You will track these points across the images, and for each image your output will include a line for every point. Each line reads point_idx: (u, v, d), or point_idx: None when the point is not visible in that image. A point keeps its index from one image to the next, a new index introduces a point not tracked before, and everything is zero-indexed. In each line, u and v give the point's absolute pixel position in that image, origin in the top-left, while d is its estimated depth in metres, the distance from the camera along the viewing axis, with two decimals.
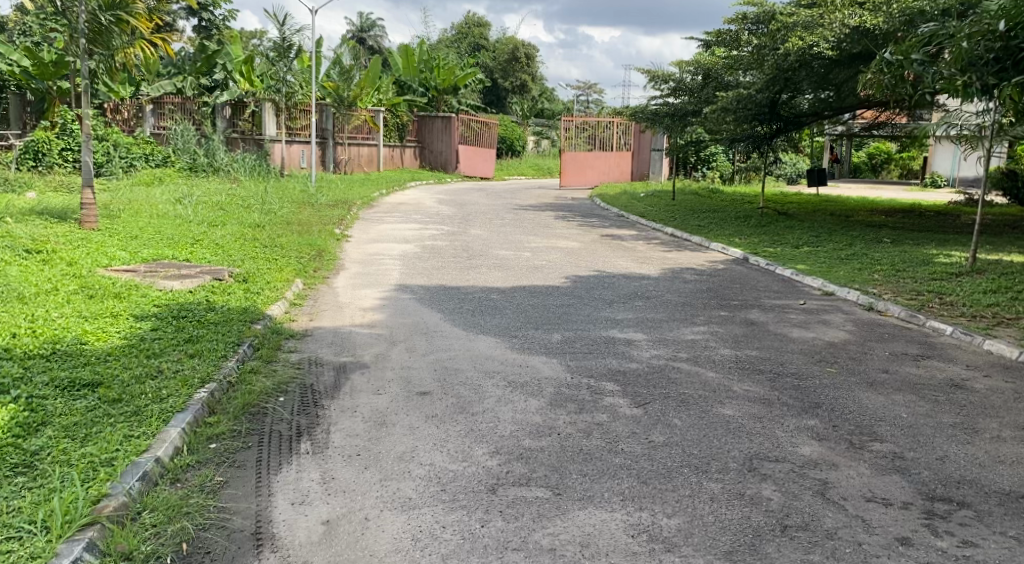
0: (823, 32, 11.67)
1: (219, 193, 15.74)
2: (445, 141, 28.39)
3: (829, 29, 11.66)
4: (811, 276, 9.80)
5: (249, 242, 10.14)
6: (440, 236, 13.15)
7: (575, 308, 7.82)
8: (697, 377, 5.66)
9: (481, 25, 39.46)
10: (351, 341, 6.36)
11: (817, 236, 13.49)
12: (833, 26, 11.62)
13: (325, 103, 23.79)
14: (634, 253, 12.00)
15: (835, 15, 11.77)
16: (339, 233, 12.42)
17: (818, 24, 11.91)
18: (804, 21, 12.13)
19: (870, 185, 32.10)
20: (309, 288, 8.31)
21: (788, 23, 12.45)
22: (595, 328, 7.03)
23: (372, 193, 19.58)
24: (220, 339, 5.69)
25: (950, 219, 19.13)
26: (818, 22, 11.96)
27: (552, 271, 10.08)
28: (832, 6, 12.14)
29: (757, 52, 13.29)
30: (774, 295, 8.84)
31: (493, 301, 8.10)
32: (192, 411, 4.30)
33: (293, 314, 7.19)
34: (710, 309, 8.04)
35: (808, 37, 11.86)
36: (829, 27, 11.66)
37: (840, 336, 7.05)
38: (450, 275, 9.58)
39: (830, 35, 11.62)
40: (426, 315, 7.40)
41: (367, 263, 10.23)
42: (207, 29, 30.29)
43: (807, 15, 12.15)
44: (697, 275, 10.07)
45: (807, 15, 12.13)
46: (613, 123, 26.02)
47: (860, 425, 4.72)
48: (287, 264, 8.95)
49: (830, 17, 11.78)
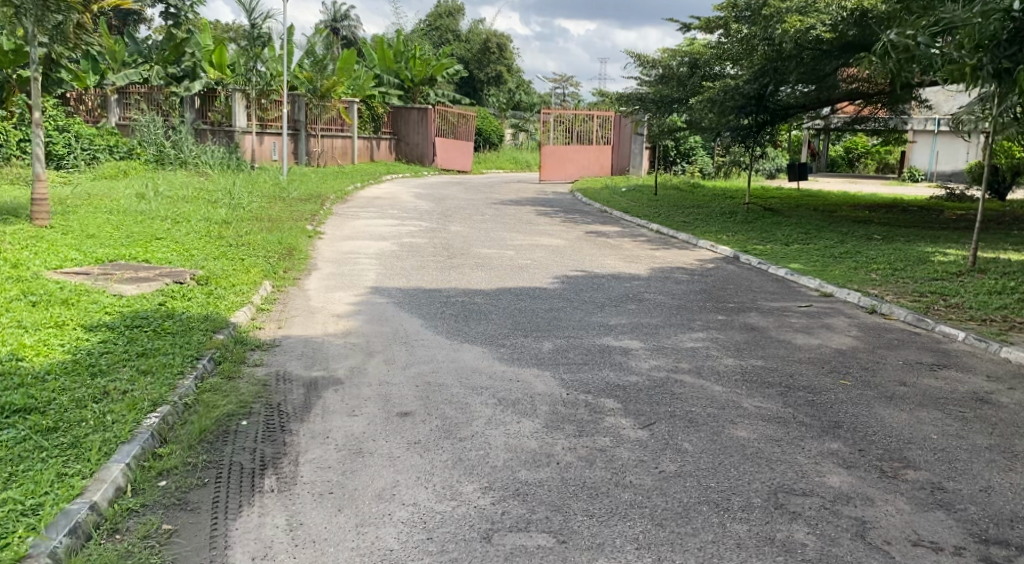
0: (818, 15, 11.34)
1: (185, 187, 15.09)
2: (420, 133, 27.76)
3: (825, 12, 11.35)
4: (808, 276, 9.37)
5: (215, 240, 9.54)
6: (418, 233, 12.62)
7: (563, 313, 7.33)
8: (703, 391, 5.18)
9: (456, 16, 38.87)
10: (323, 353, 5.82)
11: (807, 233, 13.11)
12: (829, 9, 11.34)
13: (298, 93, 23.24)
14: (620, 251, 11.54)
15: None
16: (311, 230, 11.84)
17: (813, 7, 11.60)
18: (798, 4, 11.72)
19: (848, 179, 31.91)
20: (280, 291, 7.76)
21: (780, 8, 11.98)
22: (588, 336, 6.53)
23: (346, 187, 18.98)
24: (178, 352, 5.13)
25: (934, 214, 18.89)
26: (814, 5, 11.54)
27: (537, 271, 9.59)
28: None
29: (746, 40, 13.02)
30: (771, 297, 8.39)
31: (476, 304, 7.58)
32: (139, 442, 3.75)
33: (261, 321, 6.64)
34: (706, 312, 7.59)
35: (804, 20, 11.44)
36: (825, 10, 11.38)
37: (847, 343, 6.61)
38: (429, 276, 9.05)
39: (828, 19, 11.31)
40: (405, 322, 6.87)
41: (342, 263, 9.67)
42: (175, 17, 29.46)
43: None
44: (688, 275, 9.61)
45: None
46: (592, 115, 25.56)
47: (889, 449, 4.27)
48: (254, 264, 8.38)
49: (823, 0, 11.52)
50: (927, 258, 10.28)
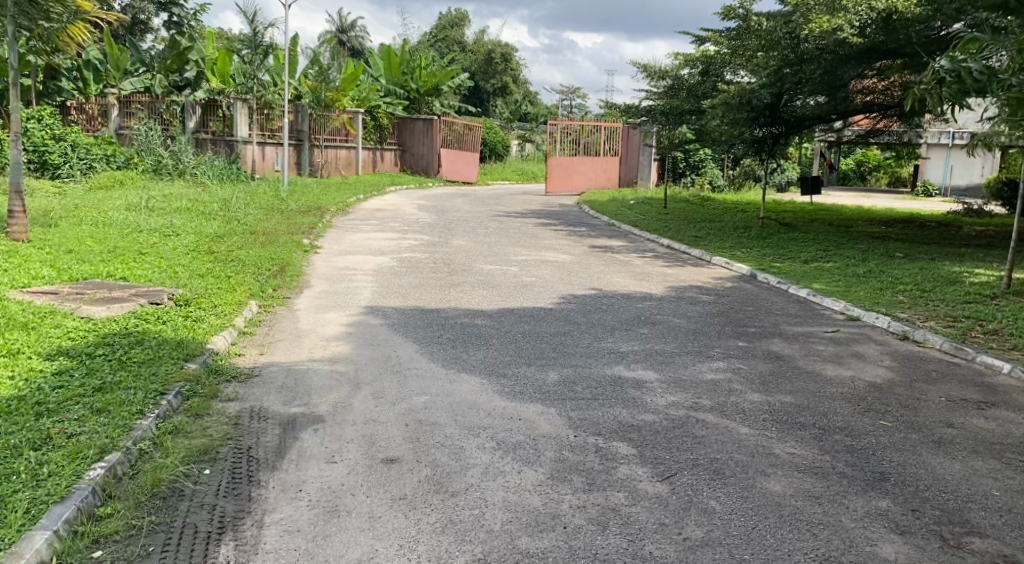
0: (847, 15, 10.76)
1: (180, 199, 14.61)
2: (426, 144, 27.25)
3: (855, 12, 10.76)
4: (832, 297, 8.81)
5: (204, 256, 9.03)
6: (419, 247, 12.11)
7: (571, 338, 6.78)
8: (728, 434, 4.63)
9: (461, 26, 38.50)
10: (306, 385, 5.27)
11: (827, 250, 12.54)
12: (859, 9, 10.76)
13: (301, 103, 22.67)
14: (630, 268, 11.00)
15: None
16: (308, 244, 11.32)
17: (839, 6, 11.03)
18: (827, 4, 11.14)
19: (862, 193, 31.29)
20: (267, 312, 7.23)
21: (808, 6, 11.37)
22: (598, 365, 5.98)
23: (348, 199, 18.52)
24: (141, 385, 4.60)
25: (954, 230, 18.30)
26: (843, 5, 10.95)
27: (543, 289, 9.04)
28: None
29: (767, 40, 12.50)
30: (794, 321, 7.82)
31: (478, 328, 7.04)
32: (74, 503, 3.25)
33: (242, 347, 6.09)
34: (726, 338, 7.04)
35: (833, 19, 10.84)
36: (854, 9, 10.80)
37: (881, 375, 6.04)
38: (428, 294, 8.51)
39: (858, 20, 10.72)
40: (400, 347, 6.33)
41: (337, 280, 9.14)
42: (178, 26, 29.04)
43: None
44: (704, 296, 9.06)
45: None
46: (600, 127, 25.13)
47: (948, 510, 3.70)
48: (241, 282, 7.84)
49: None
50: (959, 279, 9.70)
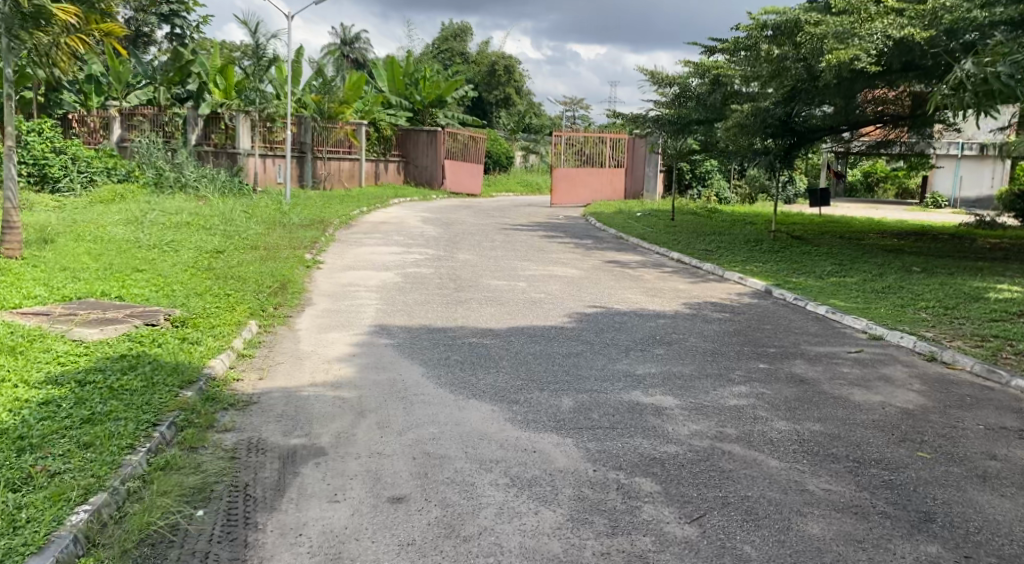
0: (859, 43, 10.53)
1: (181, 212, 14.37)
2: (430, 156, 27.02)
3: (868, 41, 10.55)
4: (852, 315, 8.53)
5: (203, 273, 8.77)
6: (424, 262, 11.85)
7: (585, 360, 6.50)
8: (757, 467, 4.34)
9: (464, 37, 38.36)
10: (308, 413, 4.98)
11: (841, 265, 12.26)
12: (872, 37, 10.53)
13: (303, 114, 22.56)
14: (642, 283, 10.72)
15: (874, 23, 10.70)
16: (310, 260, 11.06)
17: (852, 34, 10.77)
18: (837, 33, 10.89)
19: (870, 204, 30.99)
20: (267, 333, 6.97)
21: (819, 35, 11.09)
22: (614, 389, 5.70)
23: (351, 212, 18.27)
24: (132, 416, 4.32)
25: (967, 243, 17.99)
26: (855, 33, 10.72)
27: (554, 307, 8.77)
28: (868, 14, 11.04)
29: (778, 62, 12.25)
30: (815, 341, 7.54)
31: (487, 348, 6.76)
32: (54, 555, 2.99)
33: (241, 371, 5.79)
34: (746, 359, 6.75)
35: (846, 48, 10.60)
36: (867, 38, 10.58)
37: (913, 400, 5.75)
38: (435, 312, 8.23)
39: (872, 49, 10.50)
40: (406, 370, 6.04)
41: (340, 297, 8.87)
42: (180, 38, 28.88)
43: (838, 23, 10.97)
44: (719, 313, 8.77)
45: (840, 22, 11.01)
46: (604, 138, 24.98)
47: (1003, 557, 3.43)
48: (240, 301, 7.58)
49: (863, 26, 10.71)
50: (982, 295, 9.41)
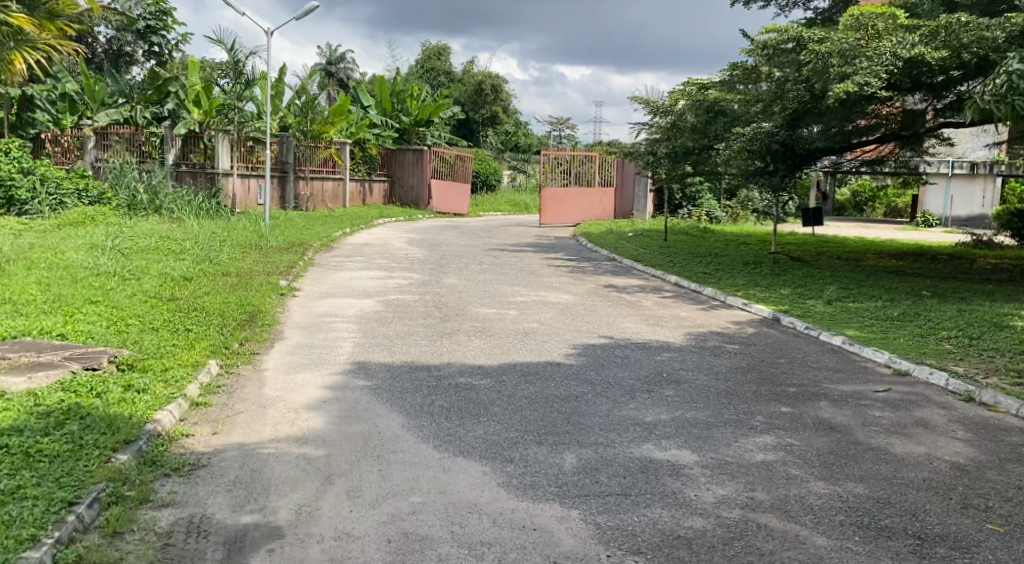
0: (867, 66, 9.88)
1: (151, 236, 13.56)
2: (415, 175, 26.32)
3: (878, 62, 9.90)
4: (872, 347, 7.87)
5: (163, 304, 8.00)
6: (409, 288, 11.13)
7: (585, 404, 5.77)
8: (801, 549, 3.64)
9: (448, 55, 37.82)
10: (266, 479, 4.23)
11: (850, 289, 11.63)
12: (881, 58, 9.88)
13: (285, 134, 21.89)
14: (641, 310, 10.05)
15: (883, 42, 10.06)
16: (285, 287, 10.29)
17: (858, 53, 10.18)
18: (839, 52, 10.32)
19: (862, 223, 30.60)
20: (228, 376, 6.21)
21: (823, 53, 10.55)
22: (622, 442, 4.98)
23: (332, 233, 17.53)
24: (43, 494, 3.57)
25: (968, 264, 17.49)
26: (860, 52, 10.11)
27: (548, 338, 8.05)
28: (876, 31, 10.45)
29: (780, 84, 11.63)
30: (837, 379, 6.84)
31: (476, 391, 6.03)
32: None
33: (191, 424, 5.00)
34: (764, 402, 6.05)
35: (853, 71, 9.97)
36: (876, 58, 9.92)
37: (962, 451, 5.07)
38: (418, 346, 7.50)
39: (883, 72, 9.85)
40: (383, 421, 5.28)
41: (314, 330, 8.11)
42: (157, 56, 28.05)
43: (842, 40, 10.38)
44: (728, 345, 8.08)
45: (843, 40, 10.44)
46: (591, 157, 24.39)
47: None
48: (199, 336, 6.81)
49: (871, 46, 10.06)
50: (1006, 323, 8.79)
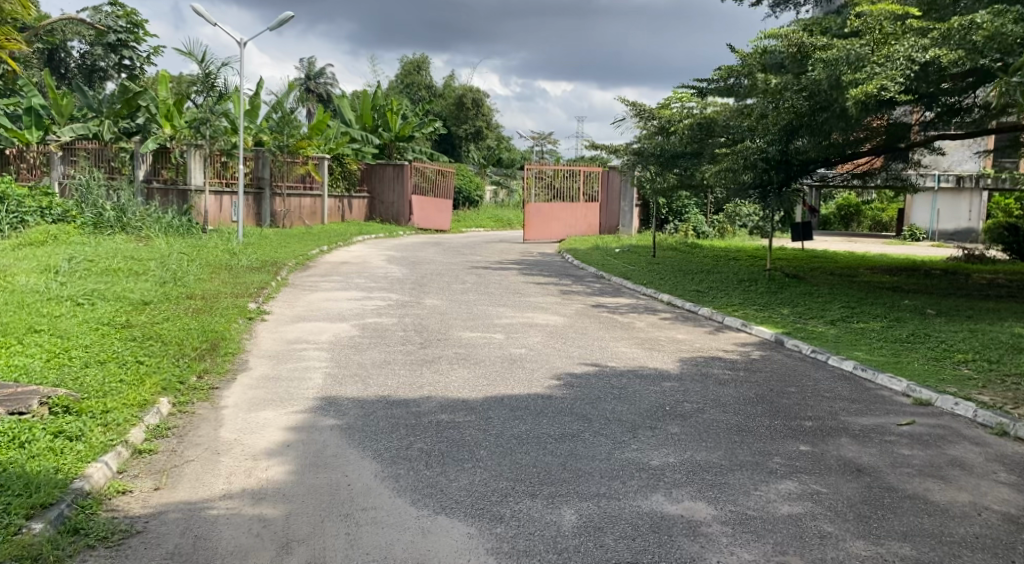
0: (883, 70, 9.50)
1: (114, 256, 12.81)
2: (396, 191, 25.64)
3: (894, 67, 9.52)
4: (887, 373, 7.32)
5: (116, 332, 7.32)
6: (387, 309, 10.48)
7: (583, 445, 5.17)
8: None
9: (428, 69, 37.25)
10: (210, 549, 3.60)
11: (850, 307, 11.12)
12: (897, 62, 9.51)
13: (262, 149, 21.27)
14: (634, 332, 9.46)
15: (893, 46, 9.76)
16: (254, 310, 9.61)
17: (869, 61, 9.77)
18: (849, 58, 9.98)
19: (848, 238, 30.30)
20: (180, 418, 5.55)
21: (832, 59, 10.18)
22: (626, 493, 4.39)
23: (307, 251, 16.85)
24: None
25: (962, 278, 17.11)
26: (871, 59, 9.77)
27: (538, 366, 7.44)
28: (884, 34, 10.16)
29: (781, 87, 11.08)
30: (855, 411, 6.27)
31: (459, 430, 5.40)
32: None
33: (130, 478, 4.36)
34: (781, 440, 5.47)
35: (868, 78, 9.51)
36: (892, 63, 9.55)
37: (1009, 497, 4.50)
38: (395, 376, 6.85)
39: (900, 76, 9.45)
40: (354, 468, 4.63)
41: (283, 358, 7.45)
42: (129, 71, 27.30)
43: (849, 48, 10.05)
44: (731, 372, 7.49)
45: (852, 47, 10.10)
46: (574, 171, 23.84)
47: None
48: (150, 370, 6.17)
49: (882, 52, 9.73)
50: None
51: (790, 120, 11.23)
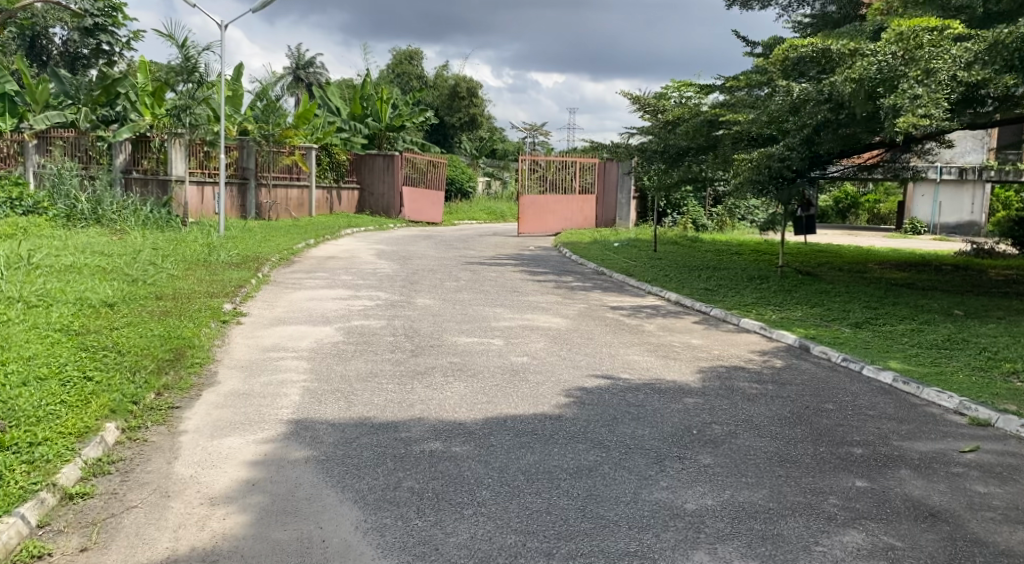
0: (924, 92, 8.69)
1: (82, 252, 11.93)
2: (386, 182, 24.77)
3: (936, 87, 8.74)
4: (933, 386, 6.54)
5: (66, 341, 6.46)
6: (376, 310, 9.66)
7: (604, 483, 4.38)
8: None
9: (420, 60, 36.32)
10: None
11: (874, 309, 10.34)
12: (939, 83, 8.75)
13: (246, 139, 20.29)
14: (644, 337, 8.68)
15: (932, 56, 8.96)
16: (229, 313, 8.76)
17: (907, 74, 8.98)
18: (880, 73, 9.13)
19: (848, 231, 29.60)
20: (127, 449, 4.72)
21: (860, 76, 9.27)
22: (661, 553, 3.64)
23: (294, 245, 16.02)
24: None
25: (976, 274, 16.39)
26: (908, 72, 8.96)
27: (542, 378, 6.63)
28: (919, 43, 9.19)
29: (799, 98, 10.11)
30: (907, 434, 5.48)
31: (457, 463, 4.59)
32: None
33: (52, 537, 3.57)
34: (832, 473, 4.69)
35: (908, 103, 8.68)
36: (933, 83, 8.77)
37: None
38: (382, 393, 6.02)
39: (943, 98, 8.68)
40: (331, 517, 3.85)
41: (257, 371, 6.62)
42: (108, 56, 26.20)
43: (881, 57, 9.25)
44: (758, 385, 6.70)
45: (882, 57, 9.27)
46: (568, 162, 23.01)
47: None
48: (99, 389, 5.33)
49: (920, 66, 8.93)
50: None
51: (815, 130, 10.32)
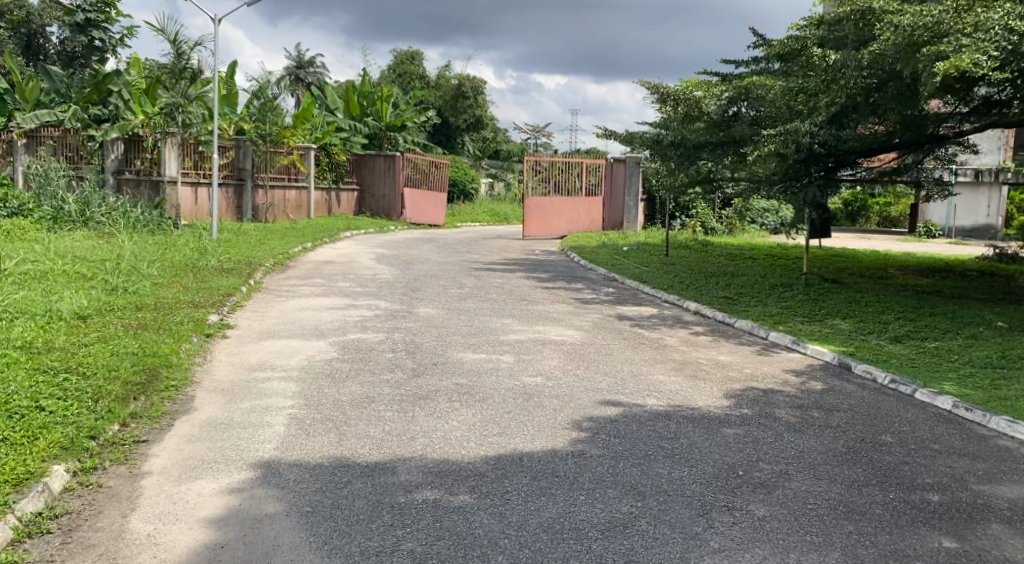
0: (970, 41, 7.84)
1: (62, 257, 11.18)
2: (387, 184, 24.06)
3: (985, 37, 7.85)
4: (1002, 415, 5.79)
5: (21, 361, 5.70)
6: (373, 322, 8.92)
7: (644, 545, 3.64)
8: None
9: (422, 60, 35.62)
10: None
11: (910, 321, 9.59)
12: (989, 33, 7.84)
13: (241, 138, 19.45)
14: (667, 353, 7.93)
15: (982, 13, 8.10)
16: (214, 326, 8.02)
17: (954, 31, 8.17)
18: (927, 30, 8.31)
19: (860, 234, 28.88)
20: (76, 499, 3.99)
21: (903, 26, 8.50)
22: None
23: (290, 249, 15.28)
24: None
25: (1002, 280, 15.66)
26: (956, 28, 8.15)
27: (560, 404, 5.89)
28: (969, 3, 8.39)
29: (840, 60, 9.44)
30: (985, 476, 4.74)
31: (466, 518, 3.84)
32: None
33: None
34: (913, 529, 3.96)
35: (953, 51, 7.87)
36: (982, 34, 7.89)
37: None
38: (380, 422, 5.28)
39: (993, 48, 7.70)
40: None
41: (241, 395, 5.88)
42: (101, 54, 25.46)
43: (925, 12, 8.43)
44: (801, 412, 5.97)
45: (930, 12, 8.46)
46: (574, 163, 22.28)
47: None
48: (49, 421, 4.59)
49: (969, 21, 8.09)
50: None
51: (848, 100, 9.54)
